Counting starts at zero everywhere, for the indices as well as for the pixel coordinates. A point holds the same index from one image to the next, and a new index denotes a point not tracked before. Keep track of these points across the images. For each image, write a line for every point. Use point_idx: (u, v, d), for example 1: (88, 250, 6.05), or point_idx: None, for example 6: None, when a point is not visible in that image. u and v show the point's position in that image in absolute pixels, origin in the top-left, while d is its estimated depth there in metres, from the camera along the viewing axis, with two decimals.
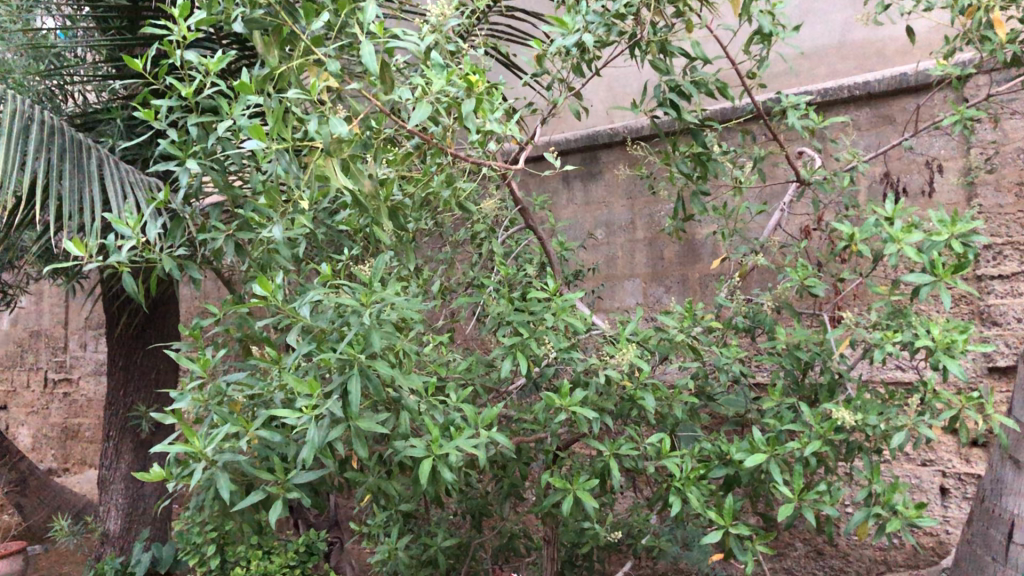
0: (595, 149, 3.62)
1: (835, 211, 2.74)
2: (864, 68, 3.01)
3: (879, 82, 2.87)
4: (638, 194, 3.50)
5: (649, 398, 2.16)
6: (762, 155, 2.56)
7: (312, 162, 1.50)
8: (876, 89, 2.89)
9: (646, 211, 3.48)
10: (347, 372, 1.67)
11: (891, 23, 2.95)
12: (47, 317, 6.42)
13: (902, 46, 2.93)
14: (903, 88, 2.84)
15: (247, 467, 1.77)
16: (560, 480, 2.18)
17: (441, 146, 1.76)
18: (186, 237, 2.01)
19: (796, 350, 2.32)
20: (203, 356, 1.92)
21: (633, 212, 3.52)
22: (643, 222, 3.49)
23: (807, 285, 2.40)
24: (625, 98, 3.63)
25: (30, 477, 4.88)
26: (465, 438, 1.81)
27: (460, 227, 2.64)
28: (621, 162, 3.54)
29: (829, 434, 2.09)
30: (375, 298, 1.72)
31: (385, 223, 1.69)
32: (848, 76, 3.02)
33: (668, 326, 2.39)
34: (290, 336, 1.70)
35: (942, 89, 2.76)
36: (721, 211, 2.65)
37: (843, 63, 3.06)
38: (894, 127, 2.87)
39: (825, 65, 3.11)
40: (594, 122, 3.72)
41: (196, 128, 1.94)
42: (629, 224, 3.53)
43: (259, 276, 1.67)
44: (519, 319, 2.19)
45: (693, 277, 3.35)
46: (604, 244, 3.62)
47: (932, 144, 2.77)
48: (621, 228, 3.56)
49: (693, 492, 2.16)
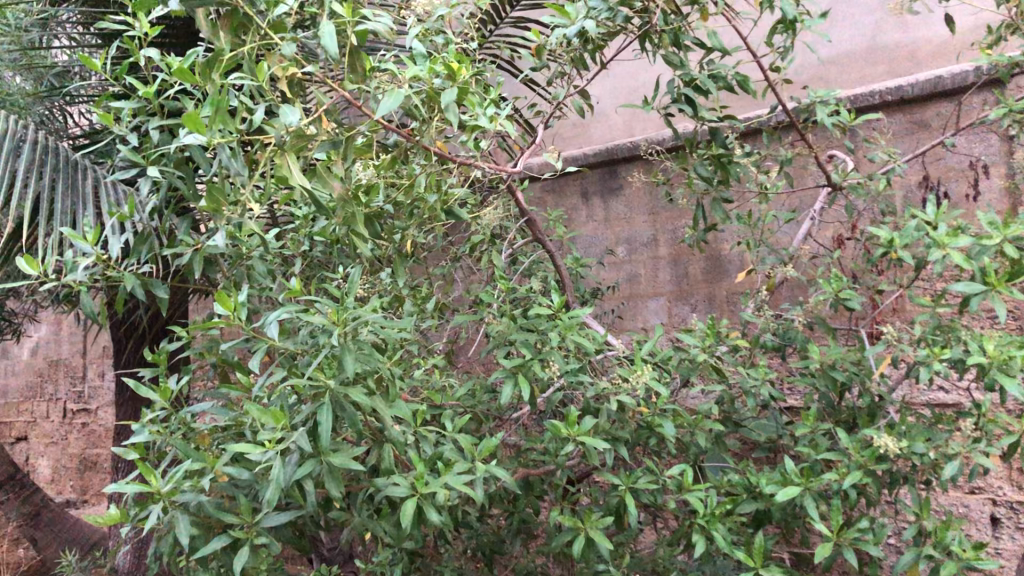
0: (615, 163, 3.42)
1: (870, 218, 2.51)
2: (896, 72, 2.78)
3: (912, 86, 2.64)
4: (661, 207, 3.29)
5: (668, 426, 1.94)
6: (789, 156, 2.35)
7: (266, 160, 1.31)
8: (910, 94, 2.66)
9: (670, 226, 3.26)
10: (319, 401, 1.48)
11: (926, 24, 2.73)
12: (65, 347, 6.22)
13: (939, 46, 2.70)
14: (939, 90, 2.61)
15: (211, 509, 1.57)
16: (570, 518, 1.96)
17: (423, 143, 1.57)
18: (152, 253, 1.83)
19: (831, 370, 2.10)
20: (168, 384, 1.72)
21: (655, 228, 3.31)
22: (666, 238, 3.28)
23: (842, 297, 2.18)
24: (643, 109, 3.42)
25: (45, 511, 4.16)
26: (454, 474, 1.60)
27: (463, 241, 2.45)
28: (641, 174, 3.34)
29: (870, 464, 1.86)
30: (350, 316, 1.52)
31: (359, 230, 1.49)
32: (879, 81, 2.80)
33: (689, 346, 2.17)
34: (255, 360, 1.51)
35: (984, 86, 2.53)
36: (746, 221, 2.43)
37: (873, 68, 2.84)
38: (929, 133, 2.64)
39: (855, 70, 2.88)
40: (612, 134, 3.52)
41: (160, 132, 1.74)
42: (651, 240, 3.32)
43: (219, 294, 1.48)
44: (522, 339, 1.98)
45: (720, 295, 3.12)
46: (625, 262, 3.41)
47: (975, 145, 2.52)
48: (642, 245, 3.35)
49: (719, 530, 1.93)
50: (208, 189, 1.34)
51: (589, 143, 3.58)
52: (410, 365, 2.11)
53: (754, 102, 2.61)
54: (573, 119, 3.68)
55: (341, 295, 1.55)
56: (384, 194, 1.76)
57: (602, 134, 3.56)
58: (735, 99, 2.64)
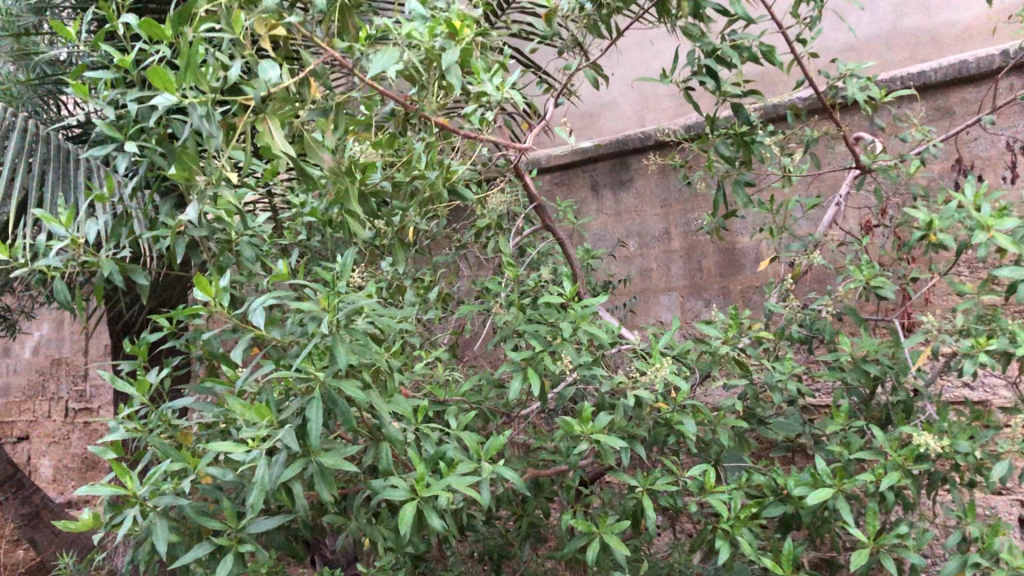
0: (626, 154, 3.27)
1: (901, 203, 2.36)
2: (918, 58, 2.63)
3: (935, 72, 2.47)
4: (673, 199, 3.14)
5: (688, 423, 1.80)
6: (814, 136, 2.20)
7: (244, 126, 1.18)
8: (932, 80, 2.48)
9: (682, 219, 3.11)
10: (309, 395, 1.34)
11: (947, 7, 2.58)
12: (67, 346, 6.04)
13: (961, 31, 2.55)
14: (963, 76, 2.44)
15: (192, 514, 1.43)
16: (583, 522, 1.82)
17: (422, 111, 1.43)
18: (132, 237, 1.69)
19: (863, 363, 1.96)
20: (147, 378, 1.58)
21: (667, 220, 3.16)
22: (679, 231, 3.13)
23: (873, 285, 2.04)
24: (655, 99, 3.28)
25: (45, 509, 3.38)
26: (458, 475, 1.45)
27: (469, 230, 2.31)
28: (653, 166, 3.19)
29: (909, 464, 1.72)
30: (343, 301, 1.38)
31: (354, 208, 1.36)
32: (900, 68, 2.65)
33: (710, 338, 2.03)
34: (238, 350, 1.37)
35: (1012, 72, 2.37)
36: (769, 206, 2.29)
37: (893, 54, 2.69)
38: (953, 122, 2.47)
39: (874, 57, 2.74)
40: (622, 125, 3.39)
41: (138, 105, 1.60)
42: (664, 233, 3.17)
43: (198, 278, 1.34)
44: (531, 330, 1.84)
45: (734, 288, 2.97)
46: (636, 255, 3.27)
47: (1001, 133, 2.35)
48: (654, 238, 3.20)
49: (744, 536, 1.79)
50: (180, 157, 1.20)
51: (600, 134, 3.45)
52: (413, 358, 1.97)
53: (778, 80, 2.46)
54: (582, 110, 3.54)
55: (333, 278, 1.41)
56: (382, 171, 1.62)
57: (613, 125, 3.42)
58: (759, 78, 2.49)
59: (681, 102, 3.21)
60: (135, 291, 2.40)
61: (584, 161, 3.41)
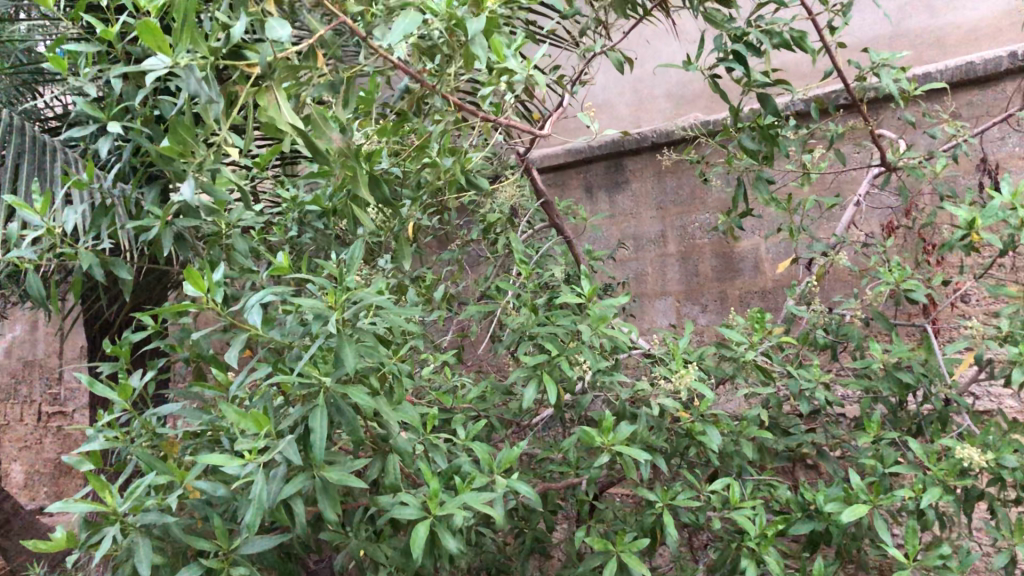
0: (621, 156, 3.10)
1: (926, 203, 2.25)
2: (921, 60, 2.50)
3: (941, 73, 2.34)
4: (669, 202, 2.98)
5: (714, 434, 1.68)
6: (839, 132, 2.09)
7: (246, 97, 1.04)
8: (939, 81, 2.35)
9: (679, 221, 2.95)
10: (313, 401, 1.20)
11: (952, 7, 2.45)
12: (41, 347, 5.84)
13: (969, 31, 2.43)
14: (969, 78, 2.31)
15: (178, 532, 1.29)
16: (600, 540, 1.68)
17: (440, 89, 1.31)
18: (113, 228, 1.54)
19: (895, 371, 1.83)
20: (128, 381, 1.44)
21: (663, 224, 2.99)
22: (675, 235, 2.96)
23: (904, 288, 1.93)
24: (652, 100, 3.12)
25: (15, 517, 2.91)
26: (473, 492, 1.32)
27: (473, 227, 2.18)
28: (650, 169, 3.03)
29: (952, 479, 1.60)
30: (350, 298, 1.25)
31: (365, 195, 1.22)
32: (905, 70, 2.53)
33: (733, 343, 1.91)
34: (233, 352, 1.23)
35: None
36: (787, 205, 2.18)
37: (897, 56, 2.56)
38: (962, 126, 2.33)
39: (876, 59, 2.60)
40: (619, 127, 3.22)
41: (124, 83, 1.45)
42: (659, 237, 3.01)
43: (190, 272, 1.20)
44: (546, 332, 1.71)
45: (732, 294, 2.83)
46: (631, 259, 3.10)
47: (1006, 139, 2.22)
48: (650, 241, 3.04)
49: (772, 555, 1.66)
50: (171, 127, 1.07)
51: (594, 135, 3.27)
52: (415, 362, 1.84)
53: (806, 70, 2.34)
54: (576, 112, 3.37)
55: (338, 273, 1.28)
56: (390, 158, 1.49)
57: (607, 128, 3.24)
58: (788, 68, 2.37)
59: (680, 103, 3.04)
60: (111, 288, 2.23)
61: (578, 162, 3.23)
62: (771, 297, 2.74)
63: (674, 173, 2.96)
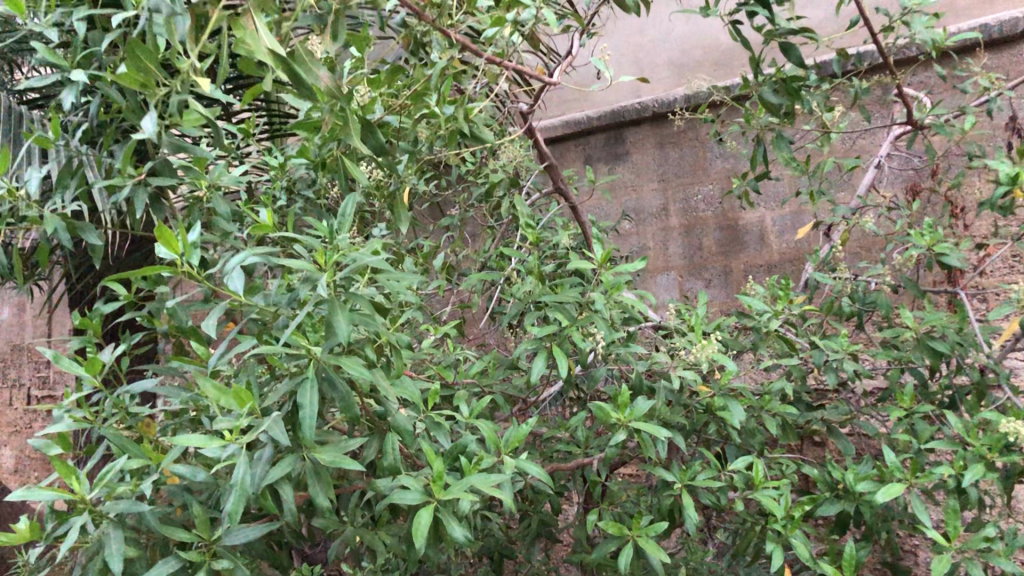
0: (622, 126, 2.92)
1: (953, 163, 2.12)
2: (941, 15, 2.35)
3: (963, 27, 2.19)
4: (672, 174, 2.81)
5: (735, 408, 1.55)
6: (863, 87, 1.96)
7: (219, 24, 0.90)
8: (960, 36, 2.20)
9: (682, 194, 2.78)
10: (301, 375, 1.08)
11: None
12: (29, 331, 5.67)
13: None
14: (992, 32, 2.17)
15: (154, 522, 1.16)
16: (614, 524, 1.54)
17: (441, 24, 1.17)
18: (81, 189, 1.40)
19: (930, 340, 1.70)
20: (98, 357, 1.31)
21: (665, 196, 2.82)
22: (677, 207, 2.80)
23: (936, 252, 1.80)
24: (652, 68, 2.91)
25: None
26: (480, 474, 1.18)
27: (473, 193, 2.04)
28: (653, 139, 2.85)
29: (995, 454, 1.47)
30: (341, 261, 1.11)
31: (357, 144, 1.08)
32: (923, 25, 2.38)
33: (754, 312, 1.78)
34: (211, 321, 1.09)
35: None
36: (806, 167, 2.05)
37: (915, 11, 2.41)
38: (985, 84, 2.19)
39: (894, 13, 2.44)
40: (618, 97, 3.00)
41: (88, 27, 1.31)
42: (661, 210, 2.84)
43: (163, 230, 1.07)
44: (555, 302, 1.58)
45: (738, 268, 2.67)
46: (631, 234, 2.92)
47: None
48: (650, 215, 2.87)
49: (799, 538, 1.54)
50: (129, 49, 0.93)
51: (592, 106, 3.05)
52: (412, 335, 1.71)
53: (832, 23, 2.23)
54: (571, 81, 3.13)
55: (328, 233, 1.14)
56: (383, 109, 1.35)
57: (606, 99, 3.02)
58: (812, 14, 2.24)
59: (682, 71, 2.84)
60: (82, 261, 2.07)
61: (575, 134, 3.04)
62: (777, 270, 2.59)
63: (676, 143, 2.79)
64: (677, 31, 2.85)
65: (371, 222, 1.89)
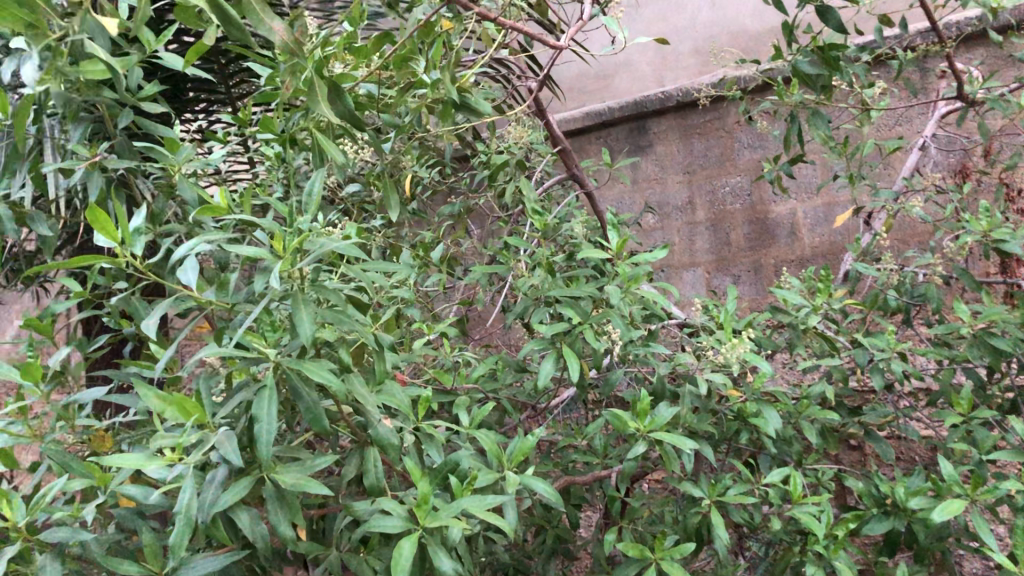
0: (645, 117, 2.74)
1: (1007, 142, 1.92)
2: None
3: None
4: (698, 164, 2.63)
5: (771, 415, 1.37)
6: (907, 59, 1.76)
7: None
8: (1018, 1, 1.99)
9: (708, 186, 2.60)
10: (259, 383, 0.92)
11: None
12: None
13: None
14: None
15: (96, 552, 1.00)
16: (634, 545, 1.36)
17: None
18: (33, 176, 1.24)
19: (989, 337, 1.51)
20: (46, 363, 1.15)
21: (691, 188, 2.64)
22: (703, 201, 2.61)
23: (993, 239, 1.60)
24: (676, 54, 2.72)
25: None
26: (473, 496, 1.02)
27: (480, 182, 1.87)
28: (678, 128, 2.67)
29: None
30: (308, 253, 0.95)
31: (324, 115, 0.92)
32: None
33: (791, 308, 1.60)
34: (156, 323, 0.93)
35: None
36: (845, 149, 1.86)
37: None
38: None
39: None
40: (639, 87, 2.82)
41: None
42: (687, 203, 2.66)
43: (98, 215, 0.91)
44: (564, 297, 1.40)
45: (768, 263, 2.49)
46: (655, 229, 2.74)
47: None
48: (676, 208, 2.68)
49: (844, 560, 1.35)
50: None
51: (612, 97, 2.87)
52: (409, 335, 1.54)
53: None
54: (590, 71, 2.96)
55: (294, 219, 0.98)
56: (366, 80, 1.19)
57: (627, 89, 2.84)
58: None
59: (708, 56, 2.66)
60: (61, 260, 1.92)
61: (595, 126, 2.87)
62: (810, 265, 2.40)
63: (702, 132, 2.61)
64: (703, 14, 2.67)
65: (368, 213, 1.73)
